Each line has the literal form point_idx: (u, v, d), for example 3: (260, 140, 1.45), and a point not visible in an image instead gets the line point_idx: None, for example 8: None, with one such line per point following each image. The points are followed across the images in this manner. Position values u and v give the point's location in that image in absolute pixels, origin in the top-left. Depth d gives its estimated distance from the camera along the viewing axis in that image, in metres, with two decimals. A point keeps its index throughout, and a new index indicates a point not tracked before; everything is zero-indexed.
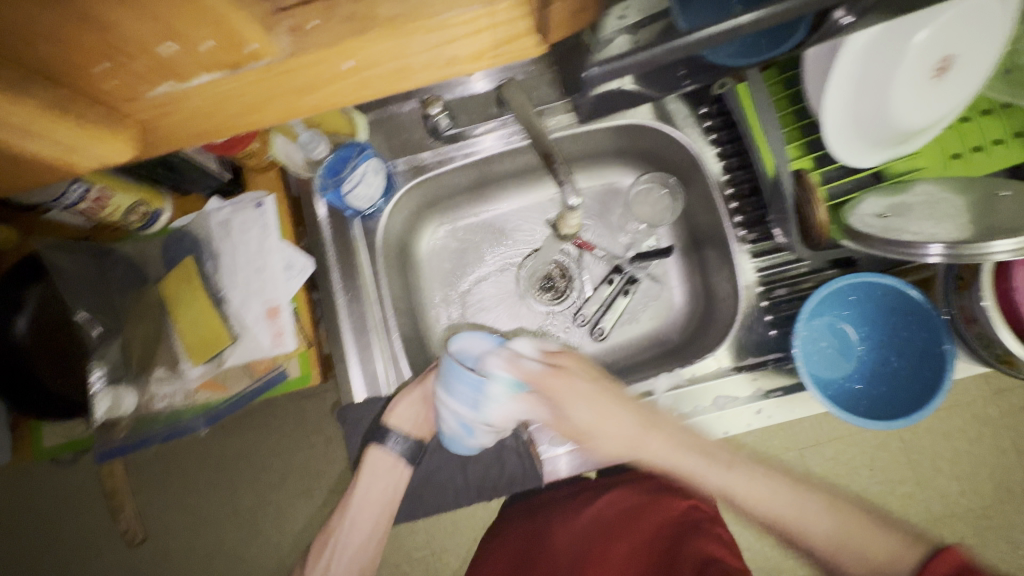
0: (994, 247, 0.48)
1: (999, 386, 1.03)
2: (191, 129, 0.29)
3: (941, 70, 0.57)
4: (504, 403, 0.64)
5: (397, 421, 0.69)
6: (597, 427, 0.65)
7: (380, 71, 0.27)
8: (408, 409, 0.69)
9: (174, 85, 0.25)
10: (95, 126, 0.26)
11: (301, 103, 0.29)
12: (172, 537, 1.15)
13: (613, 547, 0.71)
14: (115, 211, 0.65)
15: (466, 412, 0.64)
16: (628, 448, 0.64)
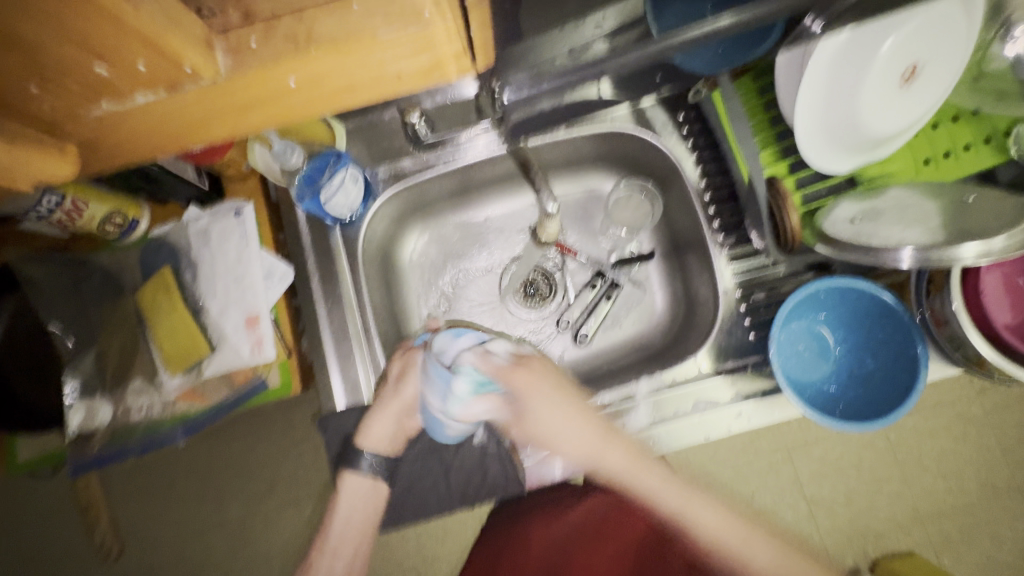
0: (961, 251, 0.50)
1: (980, 385, 1.04)
2: (137, 145, 0.29)
3: (908, 78, 0.58)
4: (475, 404, 0.57)
5: (370, 441, 0.68)
6: (564, 432, 0.64)
7: (326, 90, 0.27)
8: (381, 424, 0.68)
9: (114, 103, 0.26)
10: (33, 143, 0.26)
11: (248, 121, 0.29)
12: (155, 551, 1.13)
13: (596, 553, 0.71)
14: (91, 221, 0.65)
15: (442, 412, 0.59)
16: (588, 455, 0.64)
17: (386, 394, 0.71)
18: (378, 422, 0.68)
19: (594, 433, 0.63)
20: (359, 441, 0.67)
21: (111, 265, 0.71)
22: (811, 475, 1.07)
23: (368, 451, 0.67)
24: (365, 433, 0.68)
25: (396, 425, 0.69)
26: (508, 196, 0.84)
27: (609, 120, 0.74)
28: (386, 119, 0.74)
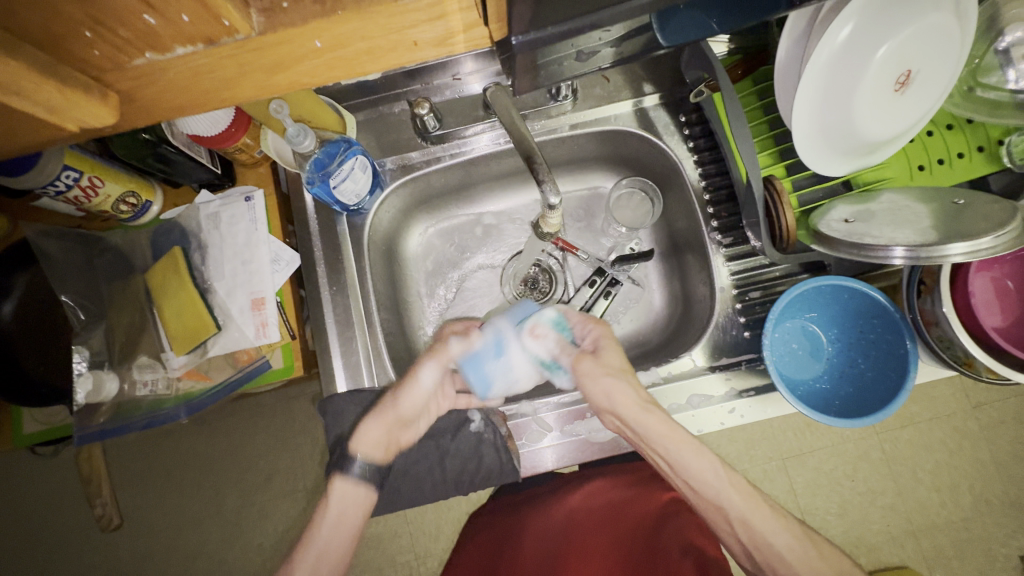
0: (949, 249, 0.52)
1: (976, 399, 1.05)
2: (168, 103, 0.28)
3: (903, 83, 0.59)
4: (547, 337, 0.66)
5: (360, 446, 0.62)
6: (603, 374, 0.62)
7: (349, 52, 0.27)
8: (373, 431, 0.62)
9: (152, 56, 0.25)
10: (78, 92, 0.25)
11: (272, 83, 0.28)
12: (152, 536, 1.14)
13: (592, 539, 0.72)
14: (105, 201, 0.66)
15: (510, 336, 0.65)
16: (624, 410, 0.60)
17: (388, 379, 0.73)
18: (373, 425, 0.63)
19: (631, 385, 0.61)
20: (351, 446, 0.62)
21: (122, 244, 0.73)
22: (805, 482, 1.08)
23: (360, 458, 0.61)
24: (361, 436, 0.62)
25: (386, 439, 0.63)
26: (514, 192, 0.86)
27: (611, 121, 0.76)
28: (399, 113, 0.77)
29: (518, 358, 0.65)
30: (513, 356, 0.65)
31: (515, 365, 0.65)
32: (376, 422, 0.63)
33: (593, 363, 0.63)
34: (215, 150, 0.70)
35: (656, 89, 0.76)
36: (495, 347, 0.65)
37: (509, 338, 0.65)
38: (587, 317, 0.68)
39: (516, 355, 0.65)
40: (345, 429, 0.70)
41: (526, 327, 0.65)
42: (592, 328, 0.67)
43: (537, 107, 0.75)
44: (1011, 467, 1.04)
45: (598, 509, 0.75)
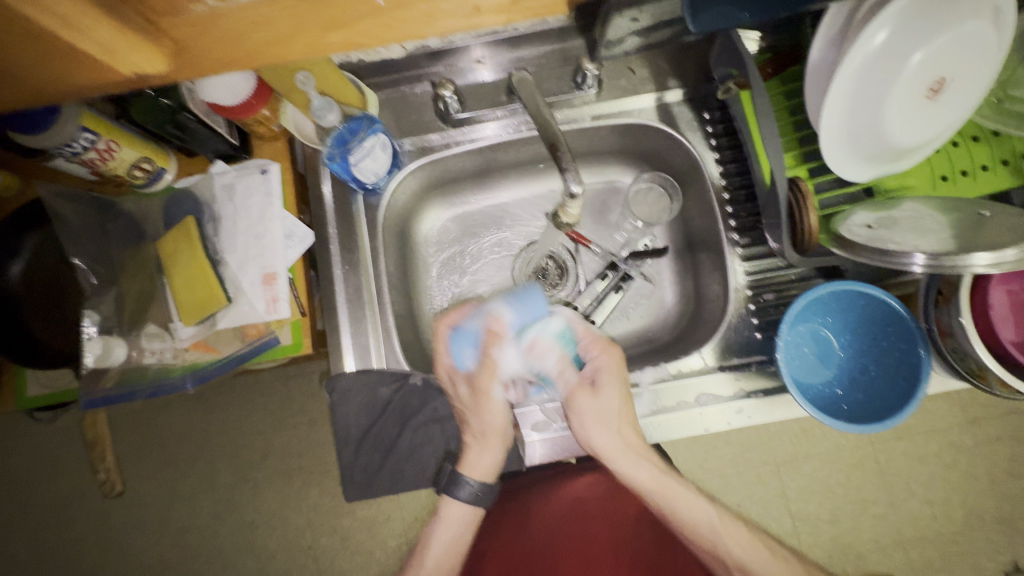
0: (972, 260, 0.52)
1: (973, 415, 1.06)
2: (222, 55, 0.30)
3: (935, 91, 0.59)
4: (543, 350, 0.69)
5: (468, 468, 0.69)
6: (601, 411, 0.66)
7: (397, 14, 0.30)
8: (479, 458, 0.68)
9: (216, 3, 0.28)
10: (133, 32, 0.28)
11: (323, 42, 0.30)
12: (145, 508, 1.13)
13: (592, 530, 0.73)
14: (120, 165, 0.65)
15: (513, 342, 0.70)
16: (611, 449, 0.66)
17: (396, 361, 0.72)
18: (476, 453, 0.69)
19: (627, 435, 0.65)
20: (461, 470, 0.69)
21: (135, 211, 0.72)
22: (799, 488, 1.08)
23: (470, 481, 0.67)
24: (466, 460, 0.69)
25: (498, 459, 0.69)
26: (531, 180, 0.85)
27: (634, 114, 0.76)
28: (419, 94, 0.76)
29: (508, 358, 0.70)
30: (508, 356, 0.70)
31: (504, 362, 0.70)
32: (480, 441, 0.69)
33: (591, 399, 0.66)
34: (233, 120, 0.69)
35: (680, 84, 0.75)
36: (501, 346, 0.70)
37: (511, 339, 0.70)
38: (601, 340, 0.68)
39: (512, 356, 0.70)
40: (352, 408, 0.70)
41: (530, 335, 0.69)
42: (606, 358, 0.67)
43: (561, 95, 0.74)
44: (1004, 484, 1.05)
45: (588, 509, 0.75)
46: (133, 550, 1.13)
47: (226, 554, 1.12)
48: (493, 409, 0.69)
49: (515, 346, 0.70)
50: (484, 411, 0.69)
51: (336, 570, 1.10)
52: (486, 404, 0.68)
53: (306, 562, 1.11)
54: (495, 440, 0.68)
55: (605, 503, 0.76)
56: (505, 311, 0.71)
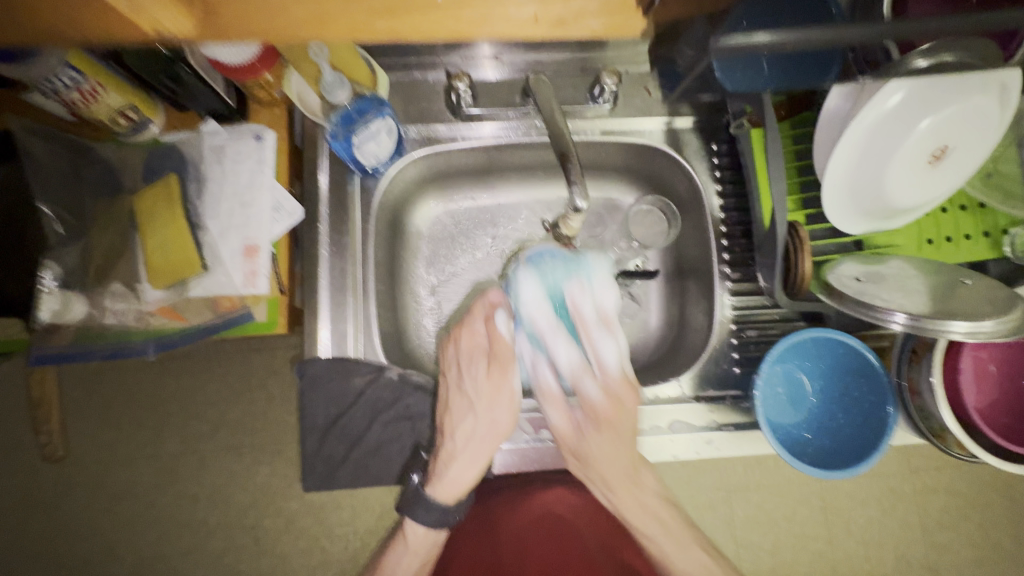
0: (950, 325, 0.54)
1: (913, 465, 1.10)
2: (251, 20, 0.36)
3: (936, 157, 0.61)
4: (562, 337, 0.69)
5: (442, 487, 0.66)
6: (579, 421, 0.69)
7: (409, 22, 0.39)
8: (463, 472, 0.66)
9: None
10: None
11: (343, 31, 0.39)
12: (80, 470, 1.07)
13: (545, 543, 0.75)
14: (102, 110, 0.61)
15: (535, 290, 0.70)
16: (606, 473, 0.68)
17: (374, 353, 0.70)
18: (458, 466, 0.66)
19: (629, 451, 0.67)
20: (432, 486, 0.66)
21: (114, 159, 0.68)
22: (746, 518, 1.09)
23: (445, 502, 0.65)
24: (441, 479, 0.66)
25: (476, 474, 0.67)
26: (533, 185, 0.83)
27: (643, 135, 0.76)
28: (431, 83, 0.74)
29: (529, 295, 0.69)
30: (532, 285, 0.70)
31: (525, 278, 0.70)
32: (470, 451, 0.66)
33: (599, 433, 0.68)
34: (233, 81, 0.66)
35: (692, 112, 0.75)
36: (538, 269, 0.70)
37: (538, 273, 0.70)
38: (616, 372, 0.68)
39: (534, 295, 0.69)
40: (321, 394, 0.68)
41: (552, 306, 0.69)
42: (605, 404, 0.67)
43: (578, 105, 0.73)
44: (932, 532, 1.09)
45: (552, 521, 0.75)
46: (62, 512, 1.07)
47: (162, 527, 1.07)
48: (504, 398, 0.68)
49: (539, 296, 0.69)
50: (495, 402, 0.68)
51: (276, 553, 1.06)
52: (500, 394, 0.68)
53: (246, 542, 1.06)
54: (484, 454, 0.66)
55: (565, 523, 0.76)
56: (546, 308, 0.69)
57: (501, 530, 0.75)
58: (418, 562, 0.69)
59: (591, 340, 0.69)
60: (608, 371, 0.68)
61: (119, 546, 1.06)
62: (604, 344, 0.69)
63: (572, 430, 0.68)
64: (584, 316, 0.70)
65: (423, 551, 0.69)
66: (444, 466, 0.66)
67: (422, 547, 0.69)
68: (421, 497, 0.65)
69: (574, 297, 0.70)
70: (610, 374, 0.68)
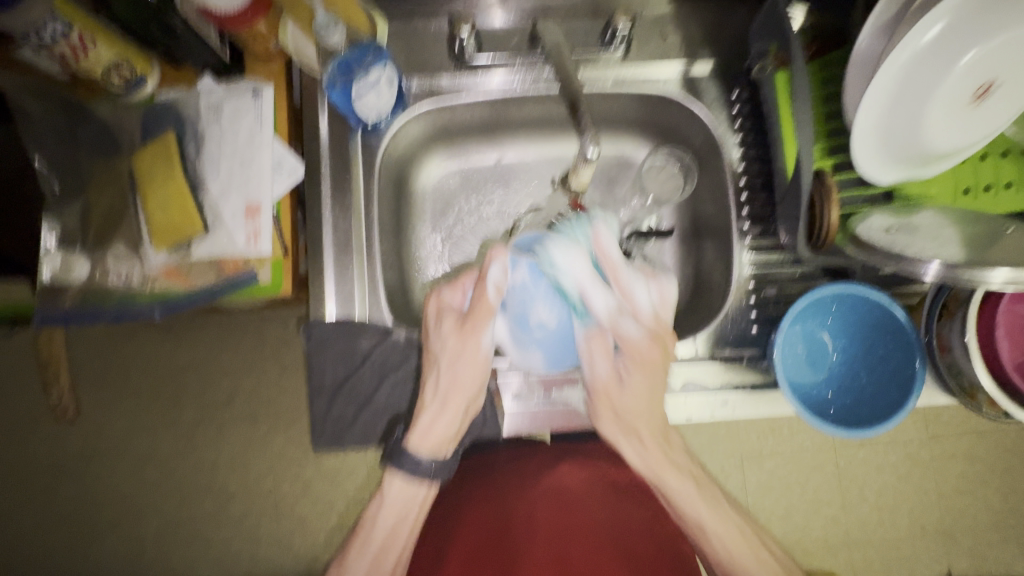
0: (989, 274, 0.51)
1: (932, 431, 1.06)
2: None
3: (981, 94, 0.57)
4: (597, 288, 0.66)
5: (418, 439, 0.64)
6: (620, 368, 0.65)
7: None
8: (438, 421, 0.64)
9: None
10: None
11: None
12: (103, 436, 1.10)
13: (552, 517, 0.74)
14: (95, 65, 0.59)
15: (528, 286, 0.65)
16: (644, 431, 0.65)
17: (380, 315, 0.69)
18: (432, 416, 0.64)
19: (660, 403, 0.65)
20: (409, 440, 0.63)
21: (110, 119, 0.66)
22: (760, 484, 1.07)
23: (427, 455, 0.63)
24: (415, 432, 0.64)
25: (452, 426, 0.65)
26: (542, 142, 0.79)
27: (659, 83, 0.71)
28: (433, 32, 0.70)
29: (513, 276, 0.66)
30: (530, 285, 0.66)
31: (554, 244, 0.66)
32: (439, 403, 0.64)
33: (619, 387, 0.65)
34: (227, 33, 0.63)
35: (712, 57, 0.71)
36: (534, 272, 0.66)
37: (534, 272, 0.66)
38: (649, 312, 0.67)
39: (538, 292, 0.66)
40: (329, 355, 0.67)
41: (547, 263, 0.66)
42: (644, 345, 0.65)
43: (589, 52, 0.69)
44: (952, 499, 1.06)
45: (558, 496, 0.75)
46: (88, 476, 1.10)
47: (183, 490, 1.09)
48: (473, 358, 0.65)
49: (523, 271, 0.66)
50: (466, 349, 0.65)
51: (295, 516, 1.08)
52: (471, 342, 0.65)
53: (264, 504, 1.09)
54: (456, 404, 0.65)
55: (574, 498, 0.75)
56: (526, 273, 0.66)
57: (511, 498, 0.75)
58: (397, 517, 0.65)
59: (624, 288, 0.67)
60: (642, 313, 0.67)
61: (144, 508, 1.09)
62: (635, 284, 0.68)
63: (612, 378, 0.65)
64: (609, 258, 0.67)
65: (402, 510, 0.65)
66: (419, 418, 0.64)
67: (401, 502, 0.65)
68: (399, 450, 0.63)
69: (593, 248, 0.67)
70: (645, 315, 0.66)
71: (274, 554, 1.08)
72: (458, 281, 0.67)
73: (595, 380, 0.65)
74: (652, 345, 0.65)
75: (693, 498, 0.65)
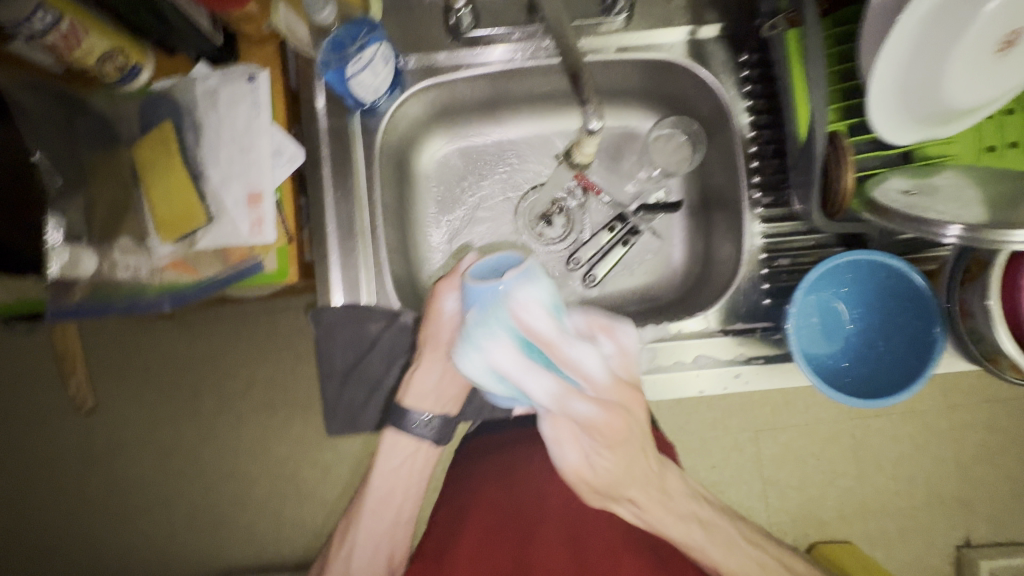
0: (1014, 235, 0.48)
1: (952, 400, 1.04)
2: None
3: (1006, 45, 0.54)
4: (535, 376, 0.54)
5: (410, 396, 0.67)
6: (588, 450, 0.62)
7: None
8: (425, 377, 0.66)
9: None
10: None
11: None
12: (127, 426, 1.13)
13: (553, 498, 0.76)
14: (88, 56, 0.59)
15: (470, 325, 0.54)
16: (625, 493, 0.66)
17: (387, 299, 0.68)
18: (419, 375, 0.66)
19: (632, 468, 0.64)
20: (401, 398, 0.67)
21: (107, 111, 0.65)
22: (774, 457, 1.07)
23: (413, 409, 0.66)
24: (408, 390, 0.67)
25: (438, 381, 0.67)
26: (543, 117, 0.77)
27: (664, 49, 0.68)
28: (428, 6, 0.68)
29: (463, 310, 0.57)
30: (472, 321, 0.54)
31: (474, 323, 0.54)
32: (423, 363, 0.66)
33: (586, 460, 0.63)
34: (218, 16, 0.62)
35: (719, 19, 0.68)
36: (474, 294, 0.54)
37: (474, 309, 0.54)
38: (608, 378, 0.58)
39: (475, 337, 0.54)
40: (337, 341, 0.68)
41: (486, 321, 0.53)
42: (604, 422, 0.58)
43: (590, 20, 0.67)
44: (971, 467, 1.05)
45: (568, 474, 0.76)
46: (115, 464, 1.13)
47: (207, 476, 1.12)
48: (439, 323, 0.64)
49: (470, 309, 0.54)
50: (433, 318, 0.64)
51: (316, 499, 1.11)
52: (435, 312, 0.63)
53: (286, 488, 1.11)
54: (435, 362, 0.65)
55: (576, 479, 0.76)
56: (472, 316, 0.54)
57: (520, 476, 0.76)
58: (396, 477, 0.71)
59: (569, 363, 0.55)
60: (596, 384, 0.57)
61: (170, 494, 1.13)
62: (586, 353, 0.57)
63: (582, 462, 0.62)
64: (553, 330, 0.54)
65: (405, 471, 0.71)
66: (408, 378, 0.67)
67: (404, 462, 0.71)
68: (395, 409, 0.67)
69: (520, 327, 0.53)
70: (601, 387, 0.57)
71: (296, 535, 1.11)
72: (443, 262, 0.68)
73: (565, 462, 0.63)
74: (613, 415, 0.58)
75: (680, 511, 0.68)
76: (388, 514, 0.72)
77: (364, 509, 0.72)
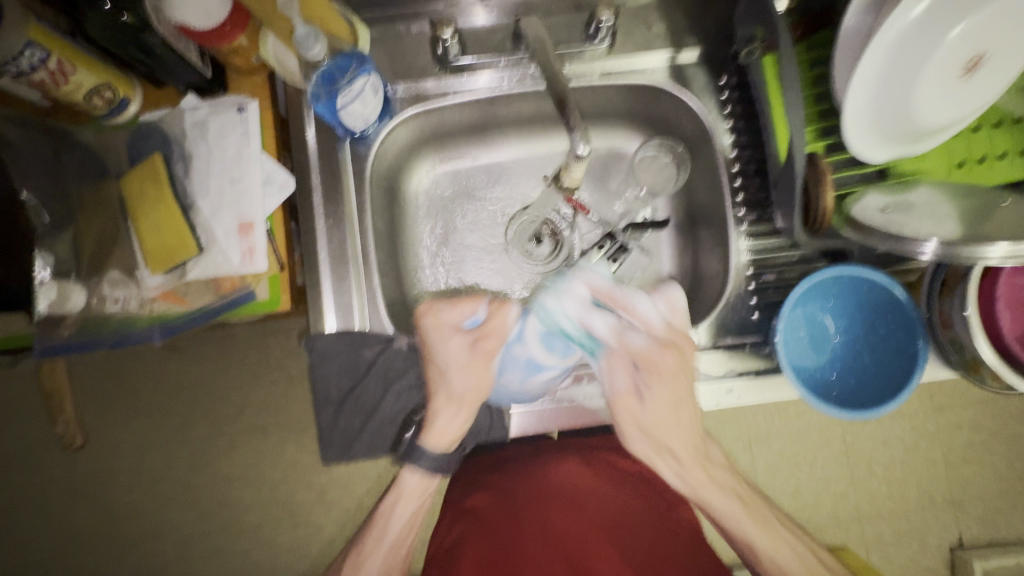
0: (988, 251, 0.50)
1: (938, 403, 1.06)
2: None
3: (970, 68, 0.56)
4: (595, 316, 0.66)
5: (433, 438, 0.67)
6: (638, 381, 0.65)
7: None
8: (450, 422, 0.67)
9: None
10: None
11: None
12: (114, 457, 1.10)
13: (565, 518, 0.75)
14: (76, 91, 0.58)
15: (524, 362, 0.67)
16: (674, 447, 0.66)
17: (380, 324, 0.68)
18: (445, 418, 0.67)
19: (679, 416, 0.65)
20: (425, 438, 0.67)
21: (96, 144, 0.66)
22: (769, 465, 1.08)
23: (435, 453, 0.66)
24: (432, 429, 0.67)
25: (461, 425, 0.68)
26: (531, 139, 0.78)
27: (645, 73, 0.71)
28: (416, 35, 0.70)
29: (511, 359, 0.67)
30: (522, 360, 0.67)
31: (530, 312, 0.67)
32: (453, 407, 0.67)
33: (639, 407, 0.65)
34: (207, 50, 0.63)
35: (698, 44, 0.70)
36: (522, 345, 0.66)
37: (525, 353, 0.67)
38: (663, 324, 0.66)
39: (529, 369, 0.67)
40: (331, 366, 0.67)
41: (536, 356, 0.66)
42: (658, 354, 0.64)
43: (573, 45, 0.69)
44: (960, 468, 1.06)
45: (570, 497, 0.76)
46: (102, 497, 1.10)
47: (199, 506, 1.10)
48: (480, 374, 0.67)
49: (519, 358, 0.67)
50: (472, 372, 0.67)
51: (311, 524, 1.09)
52: (478, 366, 0.67)
53: (281, 514, 1.09)
54: (470, 406, 0.67)
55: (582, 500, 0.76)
56: (521, 360, 0.67)
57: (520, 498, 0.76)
58: (413, 509, 0.68)
59: (627, 308, 0.67)
60: (651, 324, 0.66)
61: (160, 525, 1.10)
62: (637, 299, 0.68)
63: (630, 394, 0.65)
64: (603, 290, 0.67)
65: (418, 499, 0.68)
66: (432, 419, 0.67)
67: (418, 493, 0.68)
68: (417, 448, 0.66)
69: (581, 288, 0.67)
70: (656, 328, 0.66)
71: (291, 562, 1.09)
72: (460, 301, 0.68)
73: (615, 394, 0.65)
74: (665, 350, 0.64)
75: (738, 514, 0.64)
76: (400, 551, 0.68)
77: (375, 547, 0.66)
